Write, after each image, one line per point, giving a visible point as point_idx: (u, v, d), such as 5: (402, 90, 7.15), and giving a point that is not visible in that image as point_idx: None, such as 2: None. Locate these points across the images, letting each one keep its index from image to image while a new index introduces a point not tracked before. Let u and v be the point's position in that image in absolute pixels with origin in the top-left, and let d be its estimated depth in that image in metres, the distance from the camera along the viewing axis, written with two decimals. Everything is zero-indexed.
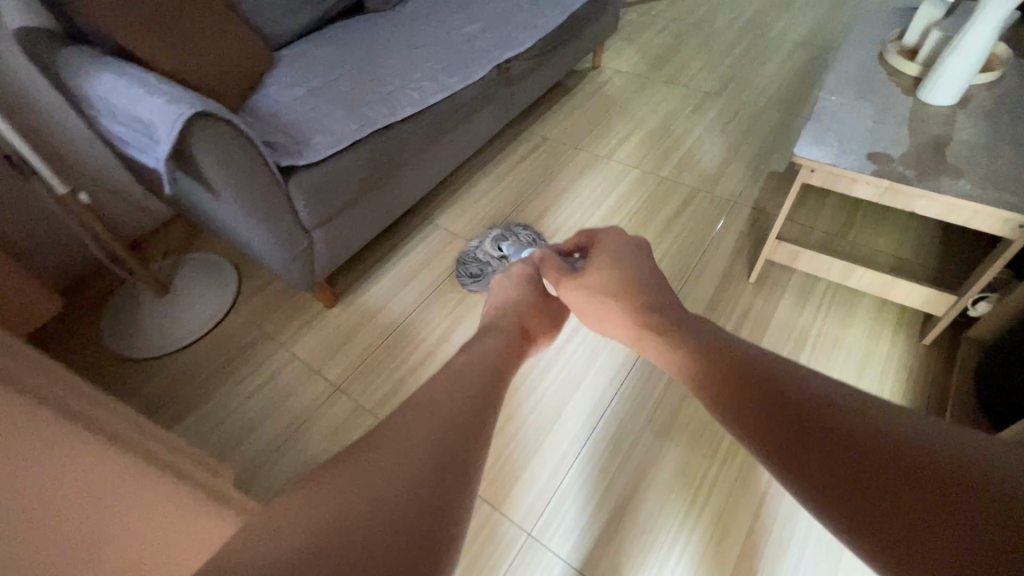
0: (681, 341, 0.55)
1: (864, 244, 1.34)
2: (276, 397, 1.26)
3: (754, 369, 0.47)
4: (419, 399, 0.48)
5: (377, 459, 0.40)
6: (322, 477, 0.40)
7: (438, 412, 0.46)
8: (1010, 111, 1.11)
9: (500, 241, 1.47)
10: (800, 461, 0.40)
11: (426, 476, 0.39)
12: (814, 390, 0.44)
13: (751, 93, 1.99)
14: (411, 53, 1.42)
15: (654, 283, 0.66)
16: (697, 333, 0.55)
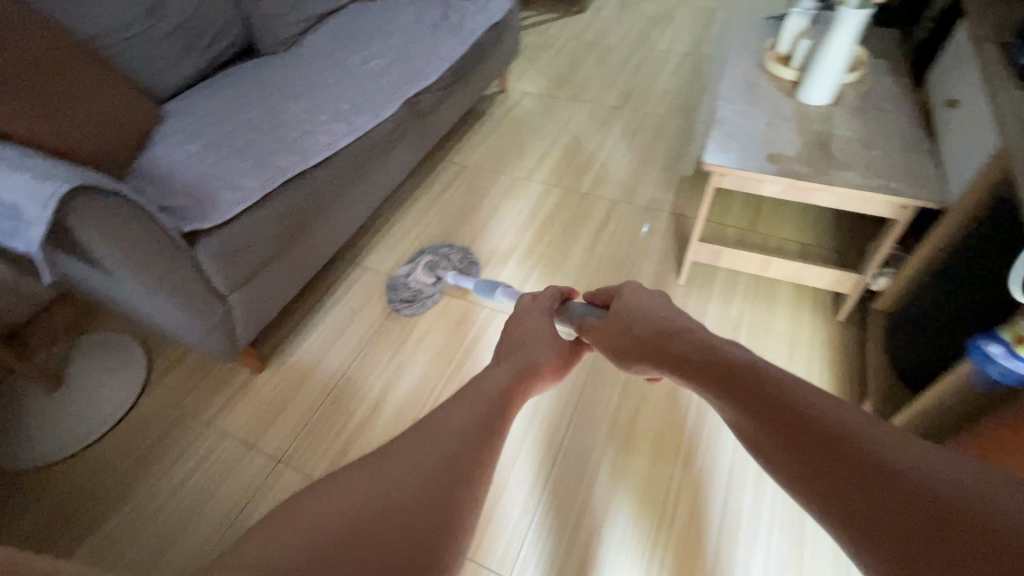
0: (699, 364, 0.54)
1: (773, 236, 1.45)
2: (209, 483, 1.13)
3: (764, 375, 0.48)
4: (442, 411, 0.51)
5: (405, 472, 0.42)
6: (344, 475, 0.42)
7: (459, 433, 0.47)
8: (876, 105, 1.25)
9: (431, 267, 1.46)
10: (796, 463, 0.40)
11: (439, 493, 0.41)
12: (825, 403, 0.43)
13: (650, 103, 2.11)
14: (314, 96, 1.36)
15: (681, 327, 0.62)
16: (720, 351, 0.54)
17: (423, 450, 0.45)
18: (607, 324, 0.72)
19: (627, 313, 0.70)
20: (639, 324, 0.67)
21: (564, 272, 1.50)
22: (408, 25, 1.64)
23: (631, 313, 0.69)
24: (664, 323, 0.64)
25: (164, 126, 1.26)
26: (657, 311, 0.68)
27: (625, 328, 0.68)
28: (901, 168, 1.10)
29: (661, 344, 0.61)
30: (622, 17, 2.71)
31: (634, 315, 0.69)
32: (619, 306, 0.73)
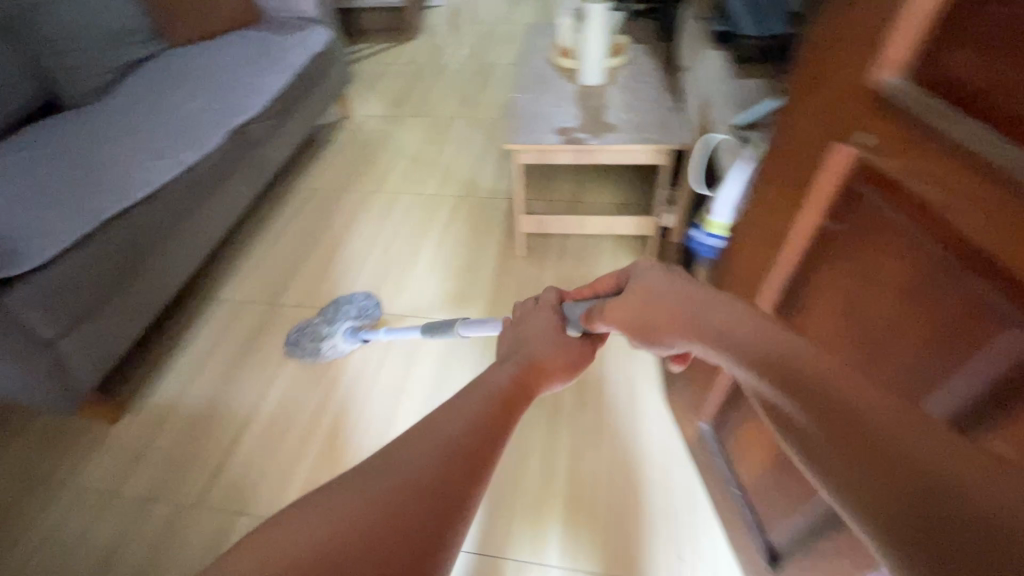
0: (732, 346, 0.50)
1: (591, 201, 1.67)
2: (70, 542, 1.09)
3: (782, 356, 0.45)
4: (442, 420, 0.49)
5: (416, 461, 0.44)
6: (331, 490, 0.42)
7: (449, 452, 0.45)
8: (638, 78, 1.52)
9: (354, 330, 1.35)
10: (820, 453, 0.38)
11: (421, 519, 0.41)
12: (857, 384, 0.39)
13: (484, 109, 2.32)
14: (129, 140, 1.37)
15: (715, 301, 0.55)
16: (750, 330, 0.49)
17: (432, 444, 0.46)
18: (626, 304, 0.64)
19: (648, 296, 0.62)
20: (665, 305, 0.60)
21: (419, 267, 1.62)
22: (227, 63, 1.69)
23: (655, 294, 0.61)
24: (692, 304, 0.57)
25: None
26: (681, 288, 0.60)
27: (650, 312, 0.61)
28: (655, 124, 1.35)
29: (697, 324, 0.55)
30: (452, 38, 2.94)
31: (656, 299, 0.61)
32: (635, 292, 0.63)
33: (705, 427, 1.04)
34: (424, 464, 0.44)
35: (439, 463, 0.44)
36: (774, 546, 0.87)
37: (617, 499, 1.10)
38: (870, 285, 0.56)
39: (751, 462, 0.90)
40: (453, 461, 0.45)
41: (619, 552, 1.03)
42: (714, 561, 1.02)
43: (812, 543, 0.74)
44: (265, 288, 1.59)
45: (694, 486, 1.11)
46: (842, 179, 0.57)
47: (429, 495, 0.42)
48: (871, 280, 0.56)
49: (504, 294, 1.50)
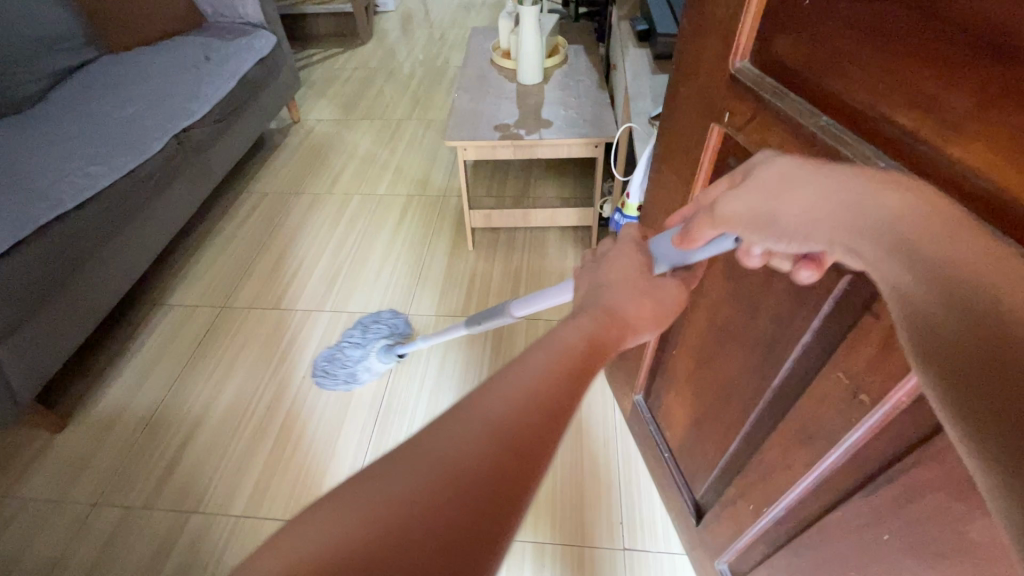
0: (886, 242, 0.34)
1: (536, 195, 1.74)
2: (12, 552, 1.07)
3: (932, 246, 0.32)
4: (494, 402, 0.42)
5: (455, 455, 0.39)
6: (367, 479, 0.37)
7: (496, 438, 0.40)
8: (574, 77, 1.60)
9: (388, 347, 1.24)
10: (956, 369, 0.30)
11: (464, 520, 0.36)
12: None
13: (434, 111, 2.36)
14: (65, 146, 1.35)
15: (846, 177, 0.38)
16: (906, 215, 0.33)
17: (478, 434, 0.40)
18: (742, 198, 0.46)
19: (764, 190, 0.44)
20: (792, 196, 0.41)
21: (371, 265, 1.64)
22: (167, 69, 1.68)
23: (785, 181, 0.42)
24: (815, 192, 0.40)
25: None
26: (813, 166, 0.40)
27: (768, 208, 0.44)
28: (588, 119, 1.42)
29: (830, 216, 0.39)
30: (403, 43, 2.97)
31: (776, 196, 0.43)
32: (747, 185, 0.46)
33: (638, 399, 1.10)
34: (462, 461, 0.38)
35: (480, 459, 0.39)
36: (697, 501, 0.94)
37: (563, 474, 1.16)
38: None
39: (675, 426, 0.97)
40: (499, 460, 0.39)
41: (563, 523, 1.09)
42: (651, 524, 1.09)
43: (723, 491, 0.82)
44: (215, 291, 1.59)
45: (632, 457, 1.18)
46: (718, 152, 0.64)
47: (467, 500, 0.37)
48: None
49: (453, 287, 1.55)
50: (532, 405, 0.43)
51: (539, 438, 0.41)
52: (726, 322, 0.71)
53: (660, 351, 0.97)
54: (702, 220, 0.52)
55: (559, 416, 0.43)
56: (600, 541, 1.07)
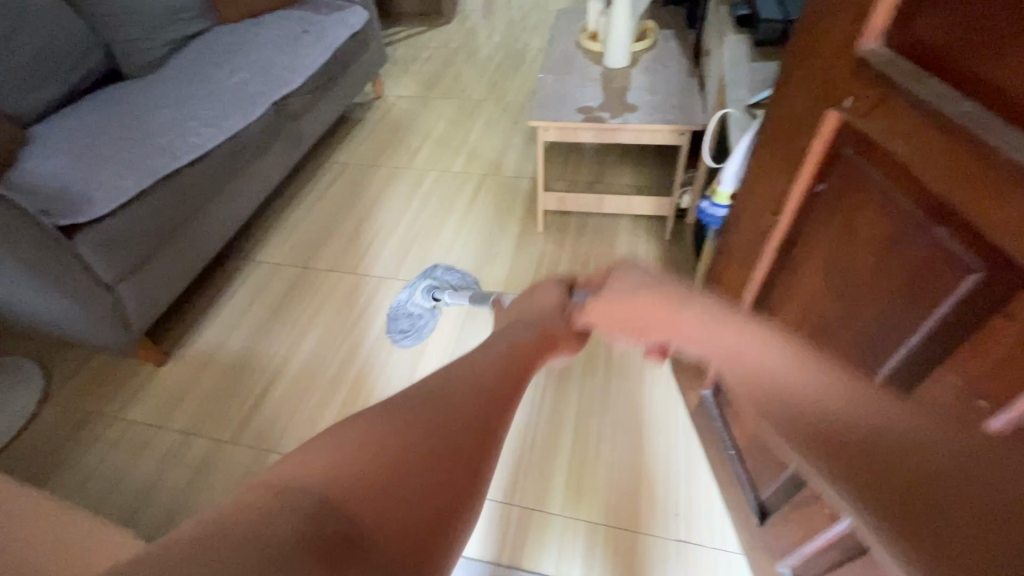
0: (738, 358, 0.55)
1: (611, 181, 1.72)
2: (120, 466, 1.21)
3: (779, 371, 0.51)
4: (465, 373, 0.47)
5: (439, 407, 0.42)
6: (353, 425, 0.40)
7: (478, 393, 0.45)
8: (662, 63, 1.56)
9: (431, 288, 1.23)
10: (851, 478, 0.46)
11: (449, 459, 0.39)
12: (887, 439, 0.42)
13: (512, 92, 2.38)
14: (181, 107, 1.48)
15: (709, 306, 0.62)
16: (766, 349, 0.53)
17: (436, 410, 0.42)
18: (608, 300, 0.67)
19: (624, 298, 0.66)
20: (652, 307, 0.64)
21: (443, 239, 1.69)
22: (270, 40, 1.79)
23: (636, 296, 0.65)
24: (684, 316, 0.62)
25: (33, 146, 1.34)
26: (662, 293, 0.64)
27: (640, 312, 0.65)
28: (675, 106, 1.39)
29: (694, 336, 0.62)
30: (485, 24, 2.99)
31: (641, 298, 0.64)
32: (616, 289, 0.67)
33: (706, 393, 1.09)
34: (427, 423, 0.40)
35: (441, 421, 0.41)
36: (763, 502, 0.92)
37: (619, 458, 1.17)
38: (850, 241, 0.61)
39: (745, 423, 0.95)
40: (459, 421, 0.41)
41: (617, 506, 1.10)
42: (708, 520, 1.07)
43: (795, 493, 0.79)
44: (299, 252, 1.69)
45: (693, 451, 1.17)
46: (830, 141, 0.61)
47: (448, 442, 0.39)
48: (852, 236, 0.61)
49: (521, 267, 1.58)
50: (493, 373, 0.48)
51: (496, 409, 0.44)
52: (820, 318, 0.68)
53: (737, 346, 0.95)
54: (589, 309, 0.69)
55: (506, 389, 0.47)
56: (653, 529, 1.07)
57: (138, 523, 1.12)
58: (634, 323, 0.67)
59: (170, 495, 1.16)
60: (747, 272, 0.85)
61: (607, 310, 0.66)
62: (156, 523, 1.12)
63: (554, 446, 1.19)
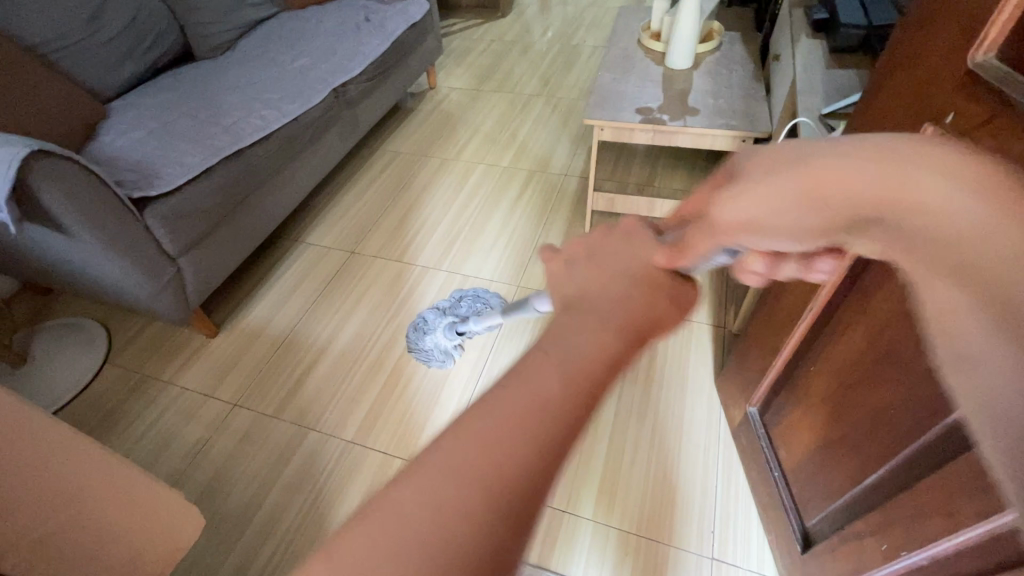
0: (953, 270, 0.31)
1: (663, 185, 1.68)
2: (170, 430, 1.26)
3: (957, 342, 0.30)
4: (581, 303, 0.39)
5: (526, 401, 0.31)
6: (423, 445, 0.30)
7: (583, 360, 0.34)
8: (727, 66, 1.51)
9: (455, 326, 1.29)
10: None
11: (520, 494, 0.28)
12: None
13: (566, 89, 2.35)
14: (247, 90, 1.53)
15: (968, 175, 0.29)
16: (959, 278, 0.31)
17: (489, 442, 0.29)
18: (758, 196, 0.38)
19: (776, 176, 0.37)
20: (839, 184, 0.34)
21: (488, 233, 1.70)
22: (333, 27, 1.83)
23: (805, 163, 0.36)
24: (921, 180, 0.30)
25: (110, 121, 1.41)
26: (878, 153, 0.33)
27: (786, 202, 0.37)
28: (738, 111, 1.34)
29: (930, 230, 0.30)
30: (542, 19, 2.97)
31: (804, 178, 0.35)
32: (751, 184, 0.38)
33: (753, 411, 1.05)
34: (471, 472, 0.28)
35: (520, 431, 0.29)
36: (808, 529, 0.88)
37: (655, 469, 1.14)
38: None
39: (794, 446, 0.91)
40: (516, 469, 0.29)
41: (649, 517, 1.08)
42: (744, 541, 1.04)
43: (846, 524, 0.75)
44: (348, 237, 1.72)
45: (732, 469, 1.13)
46: None
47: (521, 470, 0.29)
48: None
49: None
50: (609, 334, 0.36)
51: (566, 443, 0.30)
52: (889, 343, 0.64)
53: (790, 367, 0.91)
54: (703, 229, 0.41)
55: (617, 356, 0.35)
56: (685, 545, 1.04)
57: (184, 485, 1.17)
58: (785, 230, 0.39)
59: (215, 462, 1.21)
60: (810, 288, 0.80)
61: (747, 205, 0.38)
62: (201, 488, 1.17)
63: (589, 450, 1.18)
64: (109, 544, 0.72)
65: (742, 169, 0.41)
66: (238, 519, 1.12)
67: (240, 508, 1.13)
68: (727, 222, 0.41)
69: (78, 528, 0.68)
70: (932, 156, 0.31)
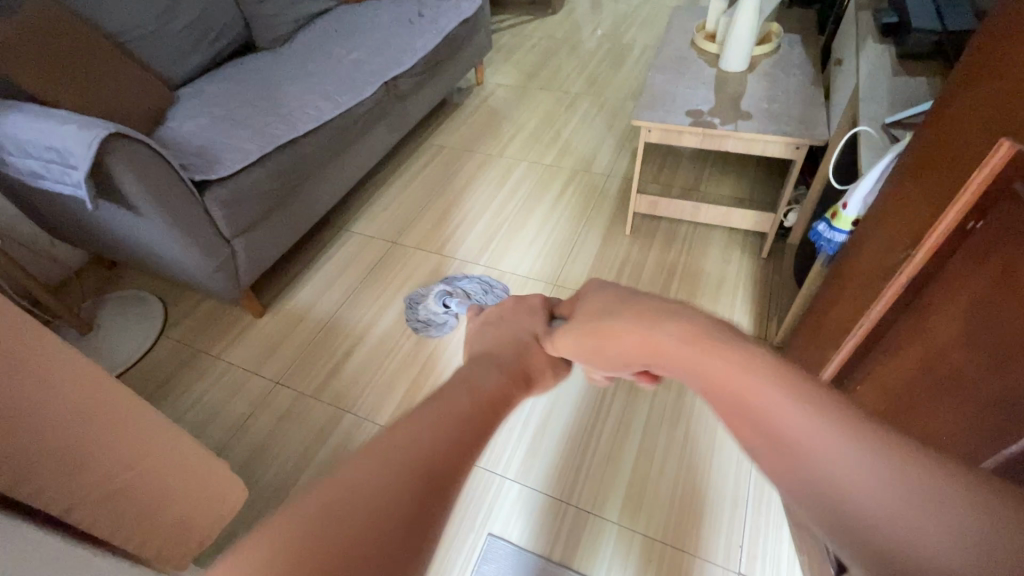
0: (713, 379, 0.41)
1: (709, 190, 1.64)
2: (216, 403, 1.33)
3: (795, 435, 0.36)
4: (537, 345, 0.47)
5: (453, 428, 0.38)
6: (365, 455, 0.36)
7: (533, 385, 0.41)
8: (784, 70, 1.46)
9: (445, 295, 1.46)
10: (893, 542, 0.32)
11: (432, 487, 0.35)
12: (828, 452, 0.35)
13: (613, 88, 2.33)
14: (303, 81, 1.58)
15: (691, 334, 0.43)
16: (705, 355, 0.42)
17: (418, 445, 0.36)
18: (578, 330, 0.55)
19: (593, 320, 0.53)
20: (625, 336, 0.49)
21: (528, 229, 1.71)
22: (388, 22, 1.87)
23: (604, 317, 0.52)
24: (665, 338, 0.45)
25: (177, 107, 1.49)
26: (639, 317, 0.48)
27: (603, 340, 0.52)
28: (795, 117, 1.30)
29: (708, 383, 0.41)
30: (595, 17, 2.94)
31: (614, 324, 0.50)
32: (584, 318, 0.55)
33: None
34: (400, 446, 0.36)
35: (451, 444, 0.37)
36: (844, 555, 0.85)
37: (684, 477, 1.13)
38: (997, 289, 0.53)
39: None
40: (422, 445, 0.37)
41: (675, 526, 1.06)
42: (774, 560, 1.01)
43: None
44: (390, 227, 1.77)
45: (765, 485, 1.10)
46: (991, 175, 0.54)
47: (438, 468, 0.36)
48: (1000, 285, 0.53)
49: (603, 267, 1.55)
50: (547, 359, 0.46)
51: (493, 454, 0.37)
52: (948, 368, 0.60)
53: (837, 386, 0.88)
54: (562, 336, 0.56)
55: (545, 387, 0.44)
56: (711, 557, 1.02)
57: (227, 454, 1.23)
58: (606, 361, 0.53)
59: (256, 435, 1.27)
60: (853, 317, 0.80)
61: (574, 337, 0.54)
62: (242, 459, 1.22)
63: (616, 453, 1.17)
64: (162, 501, 0.77)
65: (577, 312, 0.58)
66: (275, 492, 1.17)
67: (277, 482, 1.18)
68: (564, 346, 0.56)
69: (135, 487, 0.72)
70: (684, 321, 0.45)
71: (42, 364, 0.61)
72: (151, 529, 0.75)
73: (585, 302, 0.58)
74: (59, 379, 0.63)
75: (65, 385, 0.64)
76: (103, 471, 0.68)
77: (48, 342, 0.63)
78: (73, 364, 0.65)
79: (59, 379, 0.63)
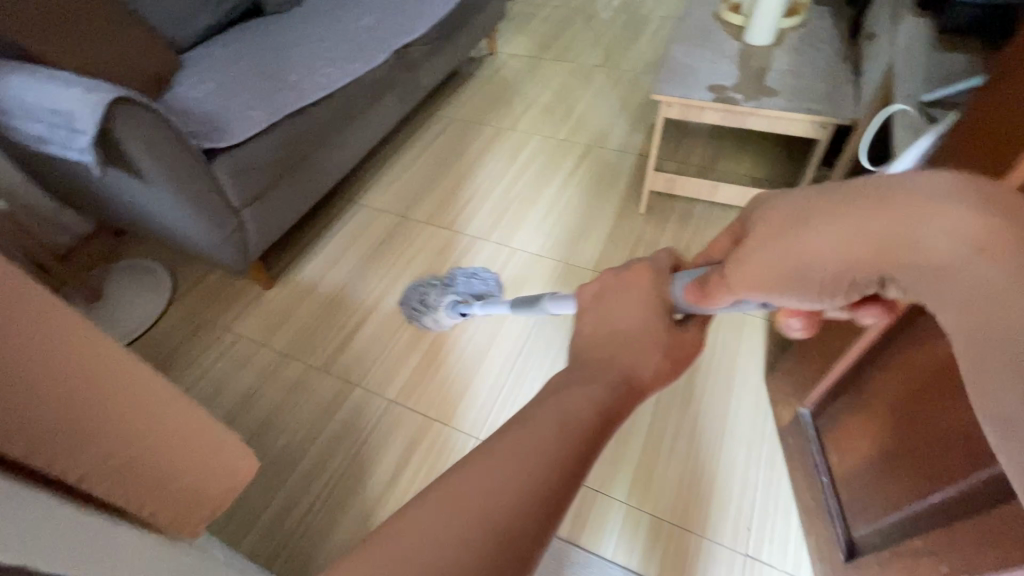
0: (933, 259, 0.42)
1: (728, 169, 1.60)
2: (226, 373, 1.33)
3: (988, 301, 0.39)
4: None
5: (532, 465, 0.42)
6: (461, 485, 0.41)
7: None
8: (811, 45, 1.40)
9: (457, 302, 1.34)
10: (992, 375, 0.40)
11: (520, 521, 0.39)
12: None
13: (630, 61, 2.26)
14: (312, 47, 1.54)
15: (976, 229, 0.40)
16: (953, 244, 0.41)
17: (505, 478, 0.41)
18: (765, 253, 0.50)
19: (783, 228, 0.49)
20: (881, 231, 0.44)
21: (540, 205, 1.68)
22: None
23: (802, 226, 0.48)
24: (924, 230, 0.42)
25: (183, 71, 1.45)
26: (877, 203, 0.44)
27: (793, 259, 0.49)
28: (821, 94, 1.25)
29: (937, 258, 0.42)
30: None
31: (820, 233, 0.47)
32: (761, 231, 0.50)
33: (804, 411, 1.02)
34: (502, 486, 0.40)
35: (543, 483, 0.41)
36: (997, 473, 0.54)
37: (692, 459, 1.12)
38: None
39: (849, 453, 0.88)
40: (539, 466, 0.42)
41: (683, 507, 1.07)
42: (781, 542, 1.01)
43: (898, 540, 0.72)
44: (400, 200, 1.74)
45: (776, 467, 1.10)
46: None
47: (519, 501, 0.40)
48: None
49: (617, 246, 1.53)
50: None
51: None
52: None
53: (861, 370, 0.86)
54: (719, 280, 0.53)
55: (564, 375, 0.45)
56: (718, 537, 1.03)
57: (240, 423, 1.24)
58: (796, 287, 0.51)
59: (268, 405, 1.28)
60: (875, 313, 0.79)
61: (750, 267, 0.51)
62: (254, 429, 1.23)
63: (625, 434, 1.17)
64: (174, 471, 0.77)
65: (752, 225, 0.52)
66: (286, 462, 1.18)
67: (288, 453, 1.19)
68: (740, 281, 0.52)
69: (147, 459, 0.72)
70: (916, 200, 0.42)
71: (52, 335, 0.60)
72: (167, 497, 0.76)
73: (756, 222, 0.52)
74: (68, 349, 0.62)
75: (77, 357, 0.63)
76: (120, 442, 0.68)
77: (59, 311, 0.62)
78: (83, 334, 0.65)
79: (69, 350, 0.62)
